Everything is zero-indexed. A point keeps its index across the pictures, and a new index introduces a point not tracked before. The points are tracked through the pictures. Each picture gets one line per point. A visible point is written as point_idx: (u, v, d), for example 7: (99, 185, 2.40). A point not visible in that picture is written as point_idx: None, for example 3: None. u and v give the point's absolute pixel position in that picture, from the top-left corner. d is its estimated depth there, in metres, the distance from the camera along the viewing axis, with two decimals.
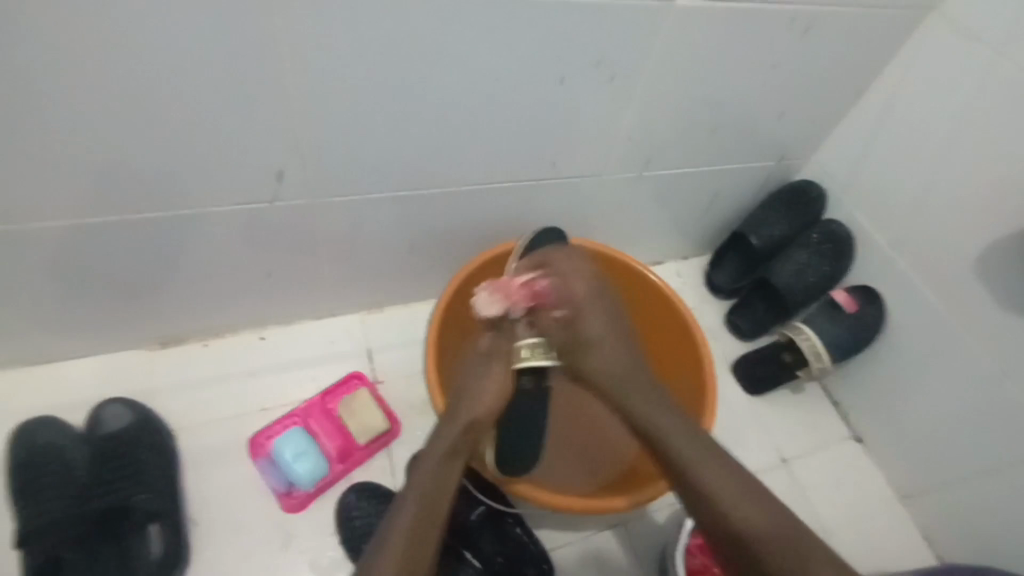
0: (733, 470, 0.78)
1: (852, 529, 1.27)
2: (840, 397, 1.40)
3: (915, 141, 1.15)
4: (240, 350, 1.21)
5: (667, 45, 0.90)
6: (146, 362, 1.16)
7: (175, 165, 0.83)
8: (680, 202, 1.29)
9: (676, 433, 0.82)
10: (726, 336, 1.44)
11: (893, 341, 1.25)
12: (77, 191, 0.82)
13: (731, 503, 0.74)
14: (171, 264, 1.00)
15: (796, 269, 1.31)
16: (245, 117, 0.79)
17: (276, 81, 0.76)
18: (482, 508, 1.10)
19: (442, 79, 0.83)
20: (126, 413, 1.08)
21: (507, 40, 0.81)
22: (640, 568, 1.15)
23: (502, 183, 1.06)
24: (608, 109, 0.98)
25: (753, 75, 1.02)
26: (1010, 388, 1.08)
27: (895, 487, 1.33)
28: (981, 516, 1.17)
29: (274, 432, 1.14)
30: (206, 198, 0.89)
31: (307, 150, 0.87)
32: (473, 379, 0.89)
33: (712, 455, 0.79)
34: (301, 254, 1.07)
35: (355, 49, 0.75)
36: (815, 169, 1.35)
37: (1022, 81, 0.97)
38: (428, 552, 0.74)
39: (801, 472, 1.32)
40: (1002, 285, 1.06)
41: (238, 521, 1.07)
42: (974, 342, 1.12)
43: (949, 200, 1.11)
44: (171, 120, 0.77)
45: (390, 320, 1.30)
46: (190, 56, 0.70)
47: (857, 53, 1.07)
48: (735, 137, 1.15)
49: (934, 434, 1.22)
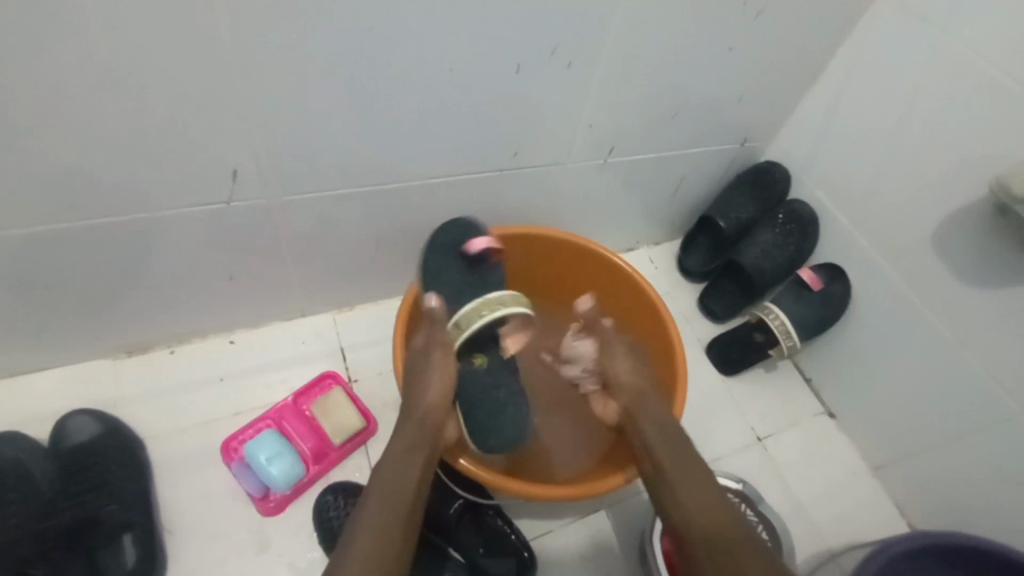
0: (711, 484, 0.82)
1: (826, 500, 1.31)
2: (811, 373, 1.43)
3: (871, 120, 1.17)
4: (209, 355, 1.19)
5: (623, 32, 0.90)
6: (112, 372, 1.14)
7: (126, 169, 0.80)
8: (647, 188, 1.30)
9: (657, 440, 0.89)
10: (699, 319, 1.47)
11: (858, 317, 1.28)
12: (24, 200, 0.79)
13: (693, 500, 0.80)
14: (130, 270, 0.97)
15: (763, 250, 1.33)
16: (195, 118, 0.77)
17: (227, 80, 0.74)
18: (460, 502, 1.10)
19: (397, 74, 0.82)
20: (93, 424, 1.06)
21: (461, 32, 0.80)
22: (619, 550, 1.17)
23: (467, 176, 1.06)
24: (568, 98, 0.98)
25: (710, 59, 1.02)
26: (969, 358, 1.11)
27: (866, 457, 1.37)
28: (947, 482, 1.21)
29: (246, 436, 1.12)
30: (161, 201, 0.87)
31: (263, 149, 0.85)
32: (419, 370, 0.94)
33: (688, 462, 0.85)
34: (266, 255, 1.06)
35: (304, 47, 0.74)
36: (778, 150, 1.37)
37: (969, 59, 0.99)
38: (394, 545, 0.74)
39: (775, 449, 1.35)
40: (958, 258, 1.09)
41: (216, 526, 1.06)
42: (934, 314, 1.15)
43: (905, 177, 1.14)
44: (117, 124, 0.75)
45: (363, 318, 1.30)
46: (131, 58, 0.68)
47: (812, 35, 1.08)
48: (697, 122, 1.16)
49: (900, 405, 1.26)
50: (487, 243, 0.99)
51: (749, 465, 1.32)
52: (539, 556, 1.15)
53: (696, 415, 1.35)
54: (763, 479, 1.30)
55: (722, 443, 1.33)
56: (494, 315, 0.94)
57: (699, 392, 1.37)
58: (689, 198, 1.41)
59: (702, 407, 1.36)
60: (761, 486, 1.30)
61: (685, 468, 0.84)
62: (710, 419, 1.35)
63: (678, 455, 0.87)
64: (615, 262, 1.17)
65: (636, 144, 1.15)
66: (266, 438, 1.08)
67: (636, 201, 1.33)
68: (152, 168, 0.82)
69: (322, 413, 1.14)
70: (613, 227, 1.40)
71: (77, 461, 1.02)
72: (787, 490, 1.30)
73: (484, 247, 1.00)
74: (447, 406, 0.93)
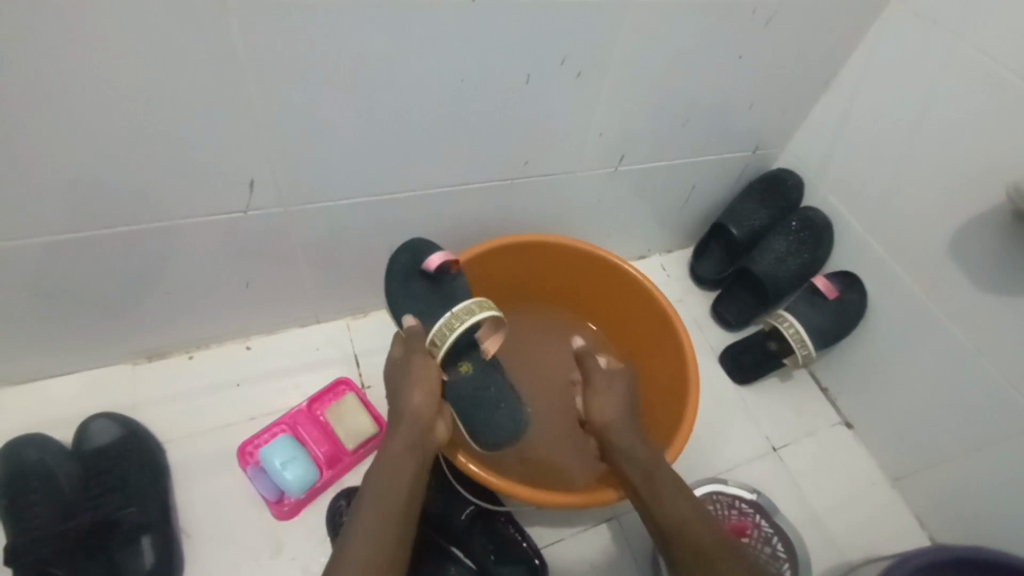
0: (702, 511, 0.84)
1: (844, 511, 1.28)
2: (827, 381, 1.42)
3: (885, 126, 1.16)
4: (226, 360, 1.22)
5: (632, 41, 0.91)
6: (132, 377, 1.17)
7: (149, 178, 0.83)
8: (658, 196, 1.31)
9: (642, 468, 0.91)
10: (712, 326, 1.46)
11: (875, 325, 1.27)
12: (52, 208, 0.82)
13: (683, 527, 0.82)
14: (151, 277, 1.00)
15: (776, 258, 1.33)
16: (215, 129, 0.80)
17: (245, 91, 0.77)
18: (471, 508, 1.11)
19: (409, 84, 0.84)
20: (114, 427, 1.08)
21: (471, 42, 0.82)
22: (631, 560, 1.16)
23: (479, 185, 1.07)
24: (577, 106, 0.99)
25: (720, 67, 1.03)
26: (989, 366, 1.09)
27: (884, 468, 1.34)
28: (969, 494, 1.18)
29: (262, 441, 1.13)
30: (183, 209, 0.90)
31: (279, 158, 0.88)
32: (402, 378, 0.94)
33: (676, 491, 0.87)
34: (283, 262, 1.08)
35: (319, 58, 0.76)
36: (791, 157, 1.36)
37: (984, 63, 0.98)
38: (390, 555, 0.74)
39: (790, 458, 1.33)
40: (976, 265, 1.07)
41: (232, 529, 1.08)
42: (953, 322, 1.13)
43: (920, 183, 1.12)
44: (140, 135, 0.77)
45: (376, 324, 1.31)
46: (154, 71, 0.71)
47: (823, 42, 1.08)
48: (708, 129, 1.16)
49: (918, 414, 1.24)
50: (442, 259, 1.02)
51: (764, 475, 1.30)
52: (550, 565, 1.14)
53: (709, 423, 1.34)
54: (779, 489, 1.28)
55: (736, 451, 1.31)
56: (464, 325, 0.96)
57: (712, 400, 1.36)
58: (702, 204, 1.40)
59: (715, 415, 1.35)
60: (776, 496, 1.28)
61: (673, 497, 0.86)
62: (723, 428, 1.33)
63: (657, 478, 0.89)
64: (626, 269, 1.17)
65: (647, 151, 1.16)
66: (281, 442, 1.09)
67: (647, 208, 1.34)
68: (174, 177, 0.84)
69: (336, 415, 1.15)
70: (624, 235, 1.40)
71: (98, 463, 1.05)
72: (803, 500, 1.28)
73: (441, 263, 1.03)
74: (434, 415, 0.92)
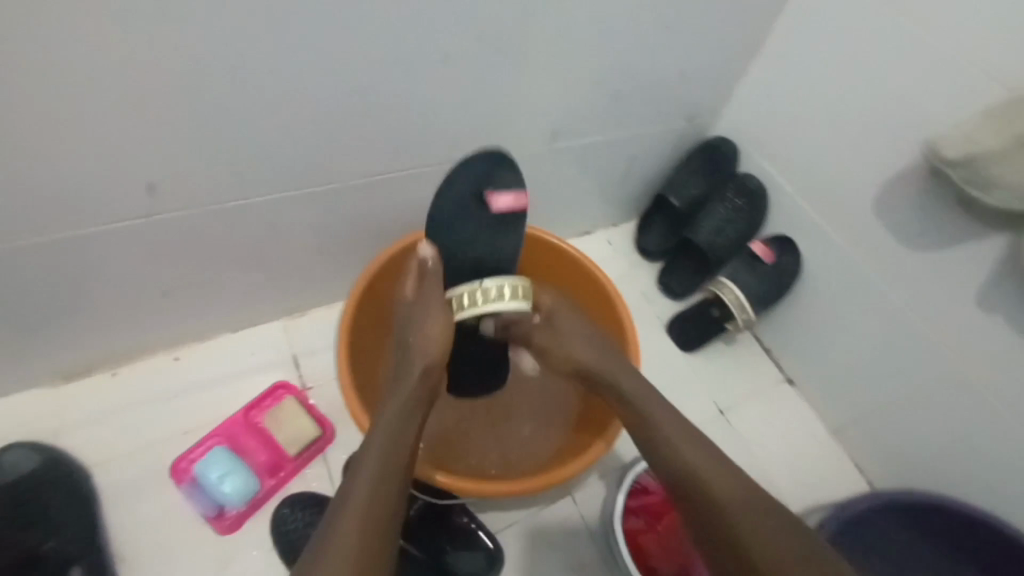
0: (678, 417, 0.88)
1: (789, 465, 1.34)
2: (770, 344, 1.46)
3: (810, 90, 1.18)
4: (153, 373, 1.15)
5: (553, 12, 0.89)
6: (50, 400, 1.09)
7: (38, 181, 0.76)
8: (597, 171, 1.29)
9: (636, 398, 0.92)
10: (659, 299, 1.46)
11: (811, 285, 1.31)
12: None
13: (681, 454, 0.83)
14: (55, 291, 0.93)
15: (716, 227, 1.34)
16: (111, 123, 0.74)
17: (139, 82, 0.71)
18: (420, 502, 1.11)
19: (323, 68, 0.80)
20: (32, 456, 1.03)
21: (384, 20, 0.78)
22: (586, 535, 1.19)
23: (410, 170, 1.03)
24: (505, 82, 0.96)
25: (646, 38, 1.02)
26: (915, 317, 1.14)
27: (826, 421, 1.40)
28: (902, 437, 1.25)
29: (195, 455, 1.09)
30: (85, 216, 0.83)
31: (189, 154, 0.82)
32: (412, 332, 0.96)
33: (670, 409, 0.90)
34: (203, 266, 1.02)
35: (219, 45, 0.71)
36: (726, 126, 1.37)
37: (897, 24, 1.02)
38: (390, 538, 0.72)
39: (737, 420, 1.37)
40: (900, 221, 1.11)
41: (172, 548, 1.04)
42: (881, 277, 1.17)
43: (846, 144, 1.15)
44: (22, 134, 0.71)
45: (316, 323, 1.27)
46: (30, 62, 0.64)
47: (746, 8, 1.09)
48: (641, 101, 1.15)
49: (854, 368, 1.29)
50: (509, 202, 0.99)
51: (714, 438, 1.34)
52: (507, 547, 1.15)
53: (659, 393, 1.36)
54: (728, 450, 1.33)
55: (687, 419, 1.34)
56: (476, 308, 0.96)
57: (661, 371, 1.38)
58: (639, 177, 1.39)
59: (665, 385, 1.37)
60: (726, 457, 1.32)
61: (670, 416, 0.88)
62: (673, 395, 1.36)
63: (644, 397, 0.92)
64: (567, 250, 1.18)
65: (577, 128, 1.14)
66: (217, 457, 1.07)
67: (588, 185, 1.32)
68: (67, 179, 0.78)
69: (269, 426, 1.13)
70: (566, 213, 1.39)
71: (18, 496, 1.00)
72: (751, 459, 1.33)
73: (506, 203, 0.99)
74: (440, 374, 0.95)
